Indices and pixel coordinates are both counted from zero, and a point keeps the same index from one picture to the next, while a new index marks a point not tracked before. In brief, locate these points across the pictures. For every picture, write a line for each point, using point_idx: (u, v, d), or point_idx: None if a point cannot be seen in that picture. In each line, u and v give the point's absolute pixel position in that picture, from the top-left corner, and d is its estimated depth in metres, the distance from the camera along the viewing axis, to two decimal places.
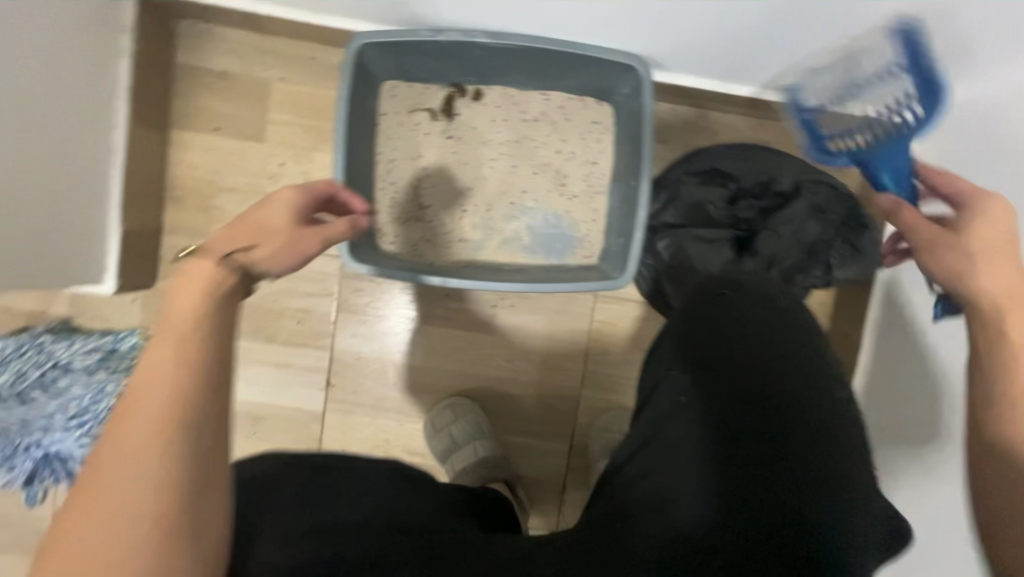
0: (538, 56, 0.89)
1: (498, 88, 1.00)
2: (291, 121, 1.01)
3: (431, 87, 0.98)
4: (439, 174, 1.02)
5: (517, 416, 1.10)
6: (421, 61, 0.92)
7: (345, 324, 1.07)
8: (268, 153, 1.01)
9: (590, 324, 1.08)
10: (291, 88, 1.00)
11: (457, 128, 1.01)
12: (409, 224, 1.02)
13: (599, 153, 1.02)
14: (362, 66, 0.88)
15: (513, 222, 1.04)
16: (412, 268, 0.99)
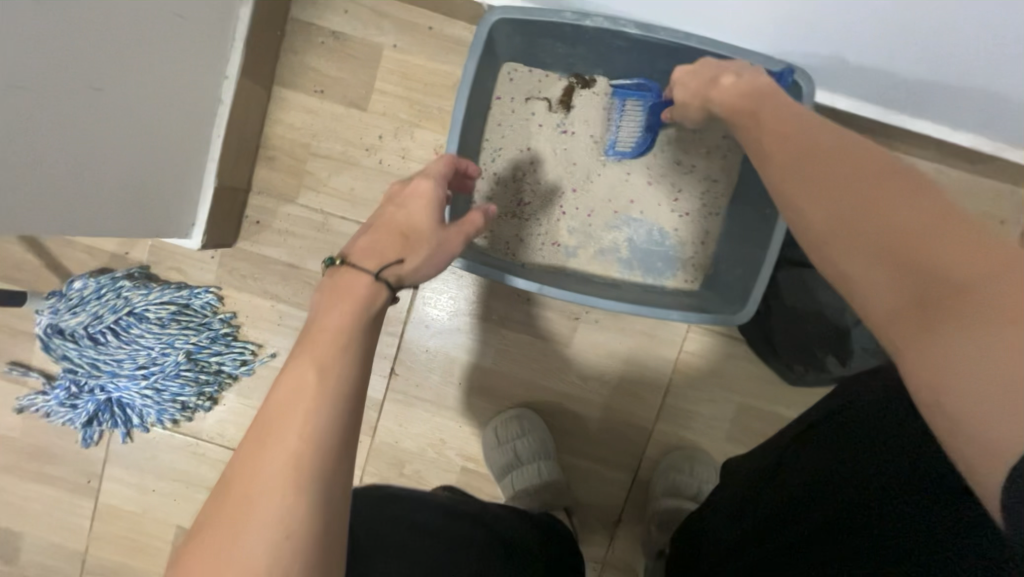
0: (684, 57, 0.81)
1: (624, 85, 0.92)
2: (397, 93, 0.96)
3: (552, 75, 0.91)
4: (545, 170, 0.94)
5: (582, 439, 1.02)
6: (552, 45, 0.85)
7: (417, 314, 1.01)
8: (369, 123, 0.97)
9: (679, 354, 0.99)
10: (402, 58, 0.95)
11: (572, 122, 0.93)
12: (505, 218, 0.95)
13: (722, 171, 0.93)
14: (491, 43, 0.82)
15: (614, 232, 0.96)
16: (502, 266, 0.92)
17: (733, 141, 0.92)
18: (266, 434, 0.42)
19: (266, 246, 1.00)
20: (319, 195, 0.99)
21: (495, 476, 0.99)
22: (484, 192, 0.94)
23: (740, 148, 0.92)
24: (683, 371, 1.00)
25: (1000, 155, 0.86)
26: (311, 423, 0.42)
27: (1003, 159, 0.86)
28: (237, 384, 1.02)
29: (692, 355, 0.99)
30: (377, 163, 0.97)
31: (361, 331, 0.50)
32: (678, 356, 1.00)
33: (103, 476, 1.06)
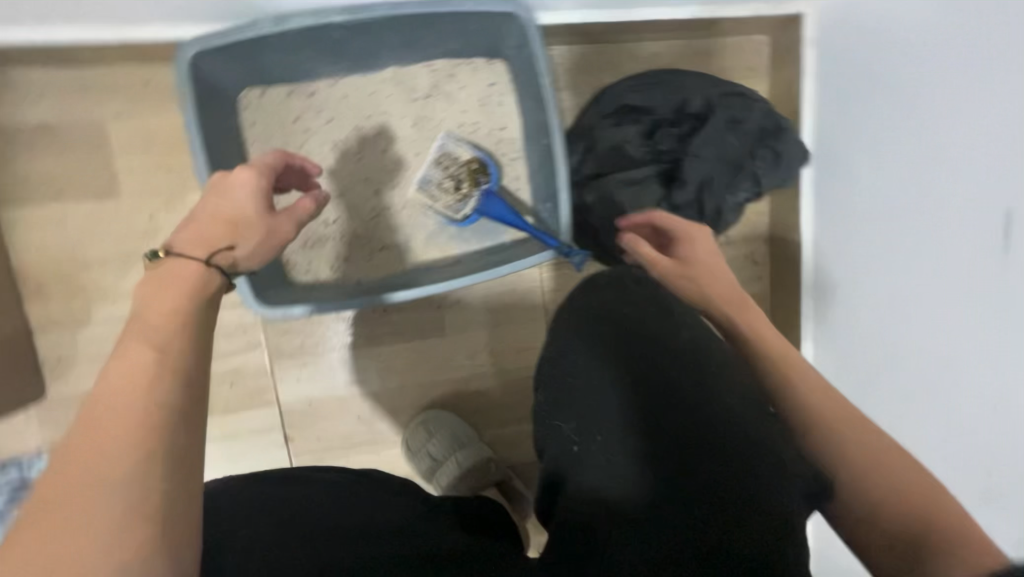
0: (409, 25, 0.79)
1: (376, 70, 0.89)
2: (147, 166, 0.86)
3: (298, 86, 0.86)
4: (339, 183, 0.92)
5: (493, 411, 1.05)
6: (275, 57, 0.79)
7: (285, 370, 0.96)
8: (133, 207, 0.87)
9: (543, 296, 1.03)
10: (135, 124, 0.85)
11: (339, 116, 0.89)
12: (323, 244, 0.94)
13: (504, 117, 0.95)
14: (202, 78, 0.74)
15: (435, 213, 0.97)
16: (337, 293, 0.91)
17: (502, 85, 0.94)
18: (96, 426, 0.39)
19: (83, 381, 0.88)
20: (115, 304, 0.88)
21: (424, 485, 1.00)
22: None
23: (512, 89, 0.94)
24: (555, 310, 1.04)
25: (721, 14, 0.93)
26: (150, 396, 0.41)
27: (725, 16, 0.94)
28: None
29: (556, 292, 1.04)
30: (163, 245, 0.88)
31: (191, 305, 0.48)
32: (544, 299, 1.04)
33: None
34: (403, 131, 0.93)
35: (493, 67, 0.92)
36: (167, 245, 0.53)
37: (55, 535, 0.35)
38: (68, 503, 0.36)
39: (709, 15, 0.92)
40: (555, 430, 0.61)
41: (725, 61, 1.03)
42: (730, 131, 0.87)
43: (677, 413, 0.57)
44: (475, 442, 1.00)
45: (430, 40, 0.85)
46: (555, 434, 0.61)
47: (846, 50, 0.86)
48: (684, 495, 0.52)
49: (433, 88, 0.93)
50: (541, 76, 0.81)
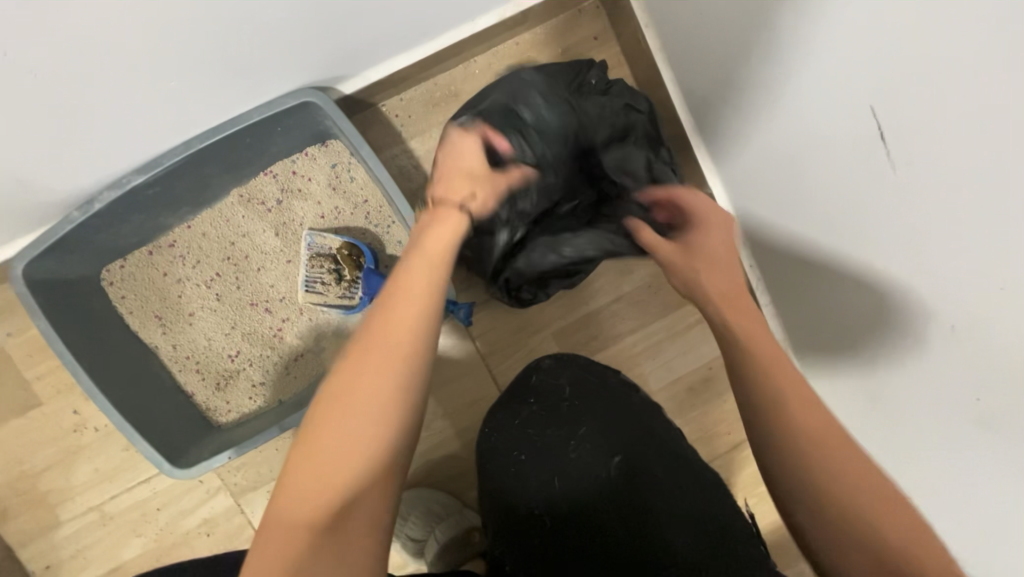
0: (221, 155, 0.82)
1: (220, 193, 0.89)
2: (52, 366, 0.90)
3: (157, 243, 0.88)
4: (225, 318, 0.90)
5: (468, 474, 1.01)
6: (112, 227, 0.81)
7: (251, 500, 0.97)
8: (56, 408, 0.91)
9: (475, 341, 1.01)
10: (31, 333, 0.89)
11: (200, 253, 0.90)
12: (231, 383, 0.90)
13: (361, 189, 0.92)
14: (55, 278, 0.78)
15: (327, 307, 0.92)
16: (263, 423, 0.88)
17: (346, 162, 0.91)
18: (365, 346, 0.48)
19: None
20: (77, 500, 0.93)
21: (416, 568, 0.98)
22: (192, 377, 0.89)
23: (356, 161, 0.91)
24: (498, 347, 1.02)
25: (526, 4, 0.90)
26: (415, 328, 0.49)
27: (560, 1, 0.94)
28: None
29: (486, 333, 1.01)
30: (96, 432, 0.93)
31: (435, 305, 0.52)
32: (479, 342, 1.01)
33: None
34: (268, 243, 0.91)
35: (329, 148, 0.90)
36: (436, 201, 0.67)
37: (319, 430, 0.45)
38: (295, 477, 0.43)
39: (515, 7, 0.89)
40: (519, 429, 0.71)
41: (593, 21, 0.97)
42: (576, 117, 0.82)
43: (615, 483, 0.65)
44: (452, 515, 0.96)
45: (252, 150, 0.84)
46: (530, 436, 0.70)
47: (684, 47, 0.85)
48: (589, 512, 0.64)
49: (282, 192, 0.91)
50: (354, 139, 0.80)
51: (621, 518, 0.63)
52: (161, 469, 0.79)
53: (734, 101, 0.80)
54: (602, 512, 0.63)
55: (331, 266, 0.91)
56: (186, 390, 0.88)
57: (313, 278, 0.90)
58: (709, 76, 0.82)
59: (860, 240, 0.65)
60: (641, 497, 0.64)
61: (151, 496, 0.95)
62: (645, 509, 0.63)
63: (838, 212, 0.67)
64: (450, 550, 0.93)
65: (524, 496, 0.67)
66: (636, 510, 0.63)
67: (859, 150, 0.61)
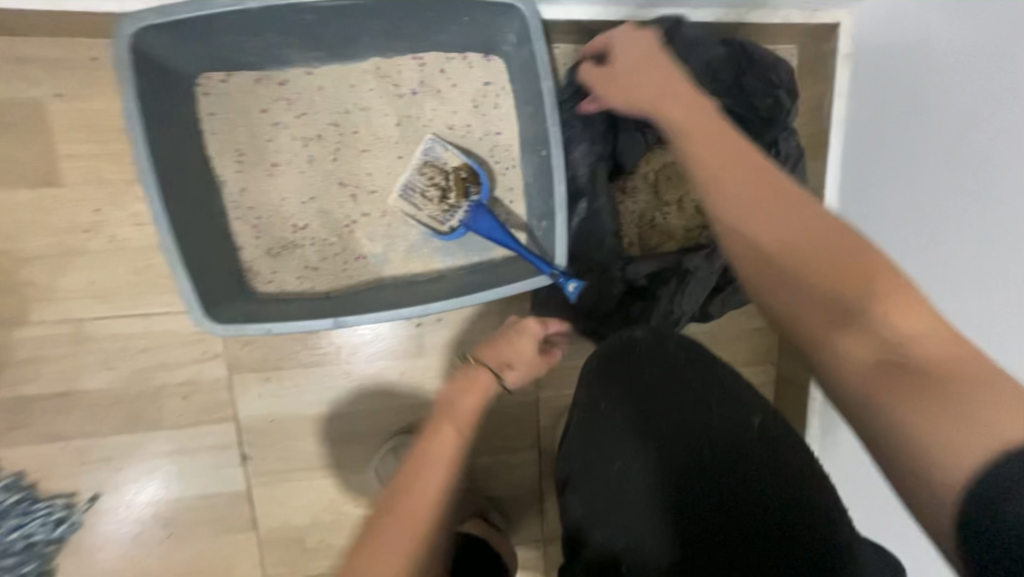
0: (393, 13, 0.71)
1: (359, 55, 0.79)
2: (95, 151, 0.77)
3: (268, 74, 0.77)
4: (308, 185, 0.81)
5: (471, 438, 0.98)
6: (240, 40, 0.71)
7: (244, 384, 0.89)
8: (73, 199, 0.78)
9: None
10: (79, 107, 0.76)
11: (310, 103, 0.79)
12: (285, 253, 0.81)
13: (500, 121, 0.84)
14: (151, 59, 0.66)
15: (416, 223, 0.86)
16: (303, 308, 0.80)
17: (498, 85, 0.83)
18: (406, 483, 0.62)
19: (21, 385, 0.82)
20: (58, 304, 0.81)
21: None
22: (246, 231, 0.79)
23: (508, 90, 0.84)
24: None
25: (746, 19, 0.82)
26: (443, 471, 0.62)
27: (791, 28, 0.85)
28: (60, 552, 0.87)
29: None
30: (109, 242, 0.80)
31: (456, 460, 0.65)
32: None
33: None
34: (385, 129, 0.82)
35: (489, 64, 0.81)
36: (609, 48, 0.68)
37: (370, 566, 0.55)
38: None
39: (735, 18, 0.81)
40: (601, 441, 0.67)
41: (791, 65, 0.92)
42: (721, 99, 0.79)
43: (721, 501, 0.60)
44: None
45: (421, 25, 0.75)
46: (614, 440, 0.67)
47: (903, 28, 0.74)
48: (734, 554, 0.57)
49: (420, 84, 0.82)
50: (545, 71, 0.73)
51: (728, 532, 0.58)
52: (194, 314, 0.71)
53: (890, 106, 0.78)
54: (699, 522, 0.58)
55: (438, 181, 0.84)
56: (234, 240, 0.79)
57: (416, 185, 0.83)
58: (878, 74, 0.79)
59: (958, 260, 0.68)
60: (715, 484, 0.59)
61: (140, 333, 0.84)
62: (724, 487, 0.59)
63: (940, 230, 0.71)
64: None
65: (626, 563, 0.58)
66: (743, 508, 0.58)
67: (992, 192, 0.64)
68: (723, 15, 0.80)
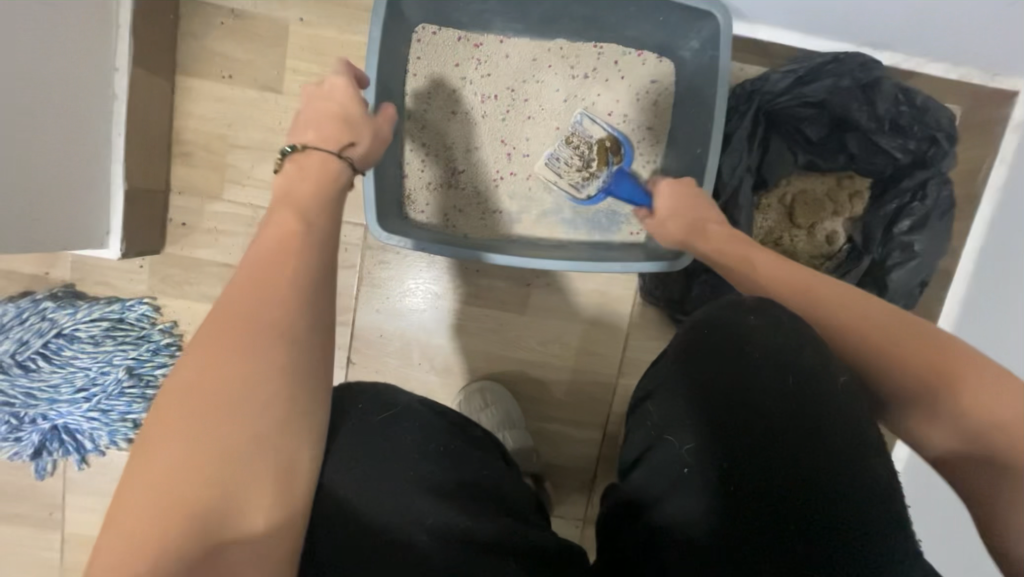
0: (600, 1, 0.80)
1: (551, 34, 0.88)
2: (313, 71, 0.91)
3: (470, 36, 0.89)
4: (476, 136, 0.91)
5: (545, 403, 1.03)
6: (464, 1, 0.82)
7: (367, 297, 1.00)
8: (285, 105, 0.93)
9: (633, 306, 1.01)
10: (313, 32, 0.90)
11: (496, 67, 0.90)
12: (440, 190, 0.92)
13: (655, 117, 0.91)
14: (396, 1, 0.78)
15: (555, 192, 0.94)
16: (442, 239, 0.89)
17: (662, 85, 0.90)
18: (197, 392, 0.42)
19: (197, 249, 0.97)
20: (245, 190, 0.95)
21: None
22: (416, 164, 0.91)
23: (670, 92, 0.91)
24: (644, 323, 1.01)
25: (922, 70, 0.84)
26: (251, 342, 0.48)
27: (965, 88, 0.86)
28: None
29: (646, 307, 1.01)
30: None
31: (330, 196, 0.58)
32: (633, 310, 1.01)
33: (65, 506, 1.00)
34: (551, 102, 0.91)
35: (660, 65, 0.89)
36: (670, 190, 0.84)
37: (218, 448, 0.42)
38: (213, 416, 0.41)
39: (913, 67, 0.83)
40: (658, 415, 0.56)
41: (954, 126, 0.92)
42: (887, 136, 0.80)
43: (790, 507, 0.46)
44: (522, 426, 0.99)
45: (617, 17, 0.83)
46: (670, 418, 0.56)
47: None
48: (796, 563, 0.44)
49: (593, 70, 0.90)
50: (722, 79, 0.78)
51: (794, 524, 0.46)
52: (368, 221, 0.82)
53: None
54: (752, 517, 0.46)
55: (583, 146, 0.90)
56: (403, 168, 0.91)
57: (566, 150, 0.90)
58: None
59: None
60: (791, 462, 0.47)
61: None
62: (797, 472, 0.47)
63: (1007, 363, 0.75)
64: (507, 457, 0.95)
65: (657, 521, 0.50)
66: (819, 498, 0.46)
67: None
68: (899, 60, 0.83)
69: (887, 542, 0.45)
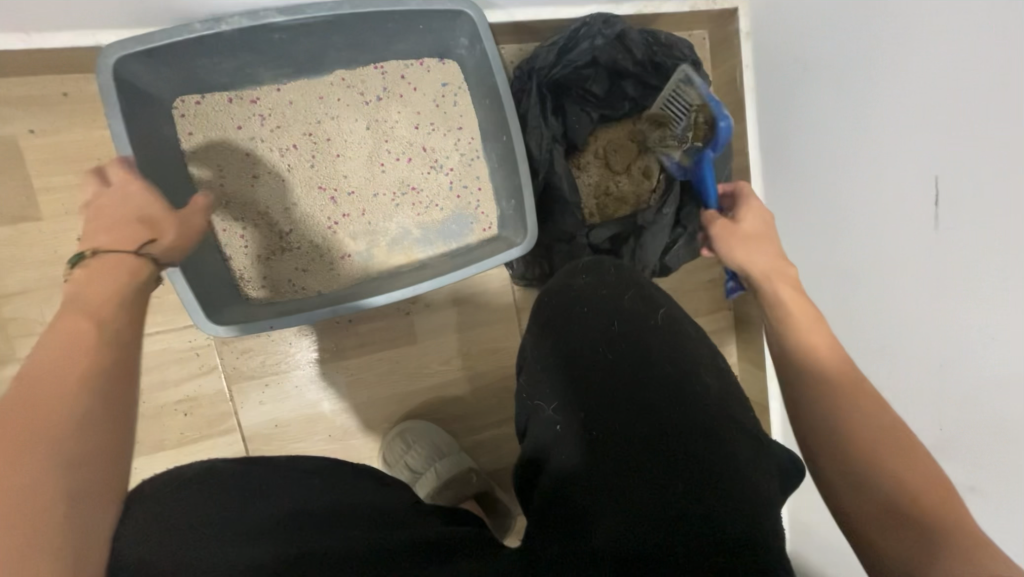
0: (355, 26, 0.79)
1: (327, 69, 0.86)
2: (71, 183, 0.79)
3: (241, 94, 0.83)
4: (291, 191, 0.86)
5: (470, 415, 1.03)
6: (214, 62, 0.76)
7: (245, 394, 0.92)
8: (53, 231, 0.80)
9: (513, 295, 1.03)
10: (51, 142, 0.78)
11: (282, 116, 0.85)
12: (276, 259, 0.87)
13: (461, 117, 0.93)
14: (133, 86, 0.71)
15: (397, 217, 0.92)
16: (288, 309, 0.84)
17: (455, 85, 0.92)
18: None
19: None
20: None
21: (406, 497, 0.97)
22: (239, 241, 0.85)
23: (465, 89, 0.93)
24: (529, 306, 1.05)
25: (659, 9, 0.95)
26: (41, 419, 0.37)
27: (699, 15, 0.99)
28: None
29: (526, 290, 1.04)
30: None
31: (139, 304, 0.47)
32: (514, 298, 1.03)
33: None
34: (354, 134, 0.89)
35: (445, 67, 0.90)
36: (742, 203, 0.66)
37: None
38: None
39: (652, 10, 0.94)
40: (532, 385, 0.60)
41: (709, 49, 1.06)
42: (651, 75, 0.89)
43: (645, 414, 0.51)
44: (454, 451, 0.97)
45: (381, 36, 0.83)
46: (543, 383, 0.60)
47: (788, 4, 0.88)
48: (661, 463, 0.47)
49: (384, 90, 0.89)
50: (495, 65, 0.81)
51: (652, 433, 0.49)
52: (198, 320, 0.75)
53: (786, 66, 0.91)
54: (617, 437, 0.50)
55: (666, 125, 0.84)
56: (224, 251, 0.84)
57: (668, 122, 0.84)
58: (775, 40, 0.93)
59: (901, 324, 0.77)
60: (640, 378, 0.53)
61: None
62: (644, 382, 0.53)
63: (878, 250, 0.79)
64: (448, 486, 0.94)
65: (548, 479, 0.51)
66: (676, 413, 0.51)
67: (936, 239, 0.71)
68: (639, 7, 0.93)
69: (735, 437, 0.49)
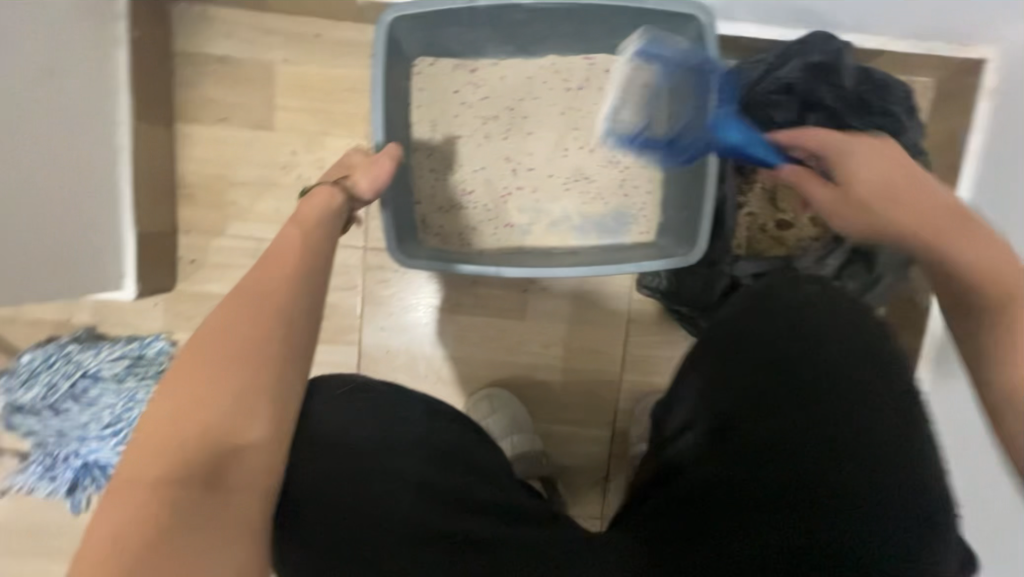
0: (584, 17, 0.83)
1: (540, 52, 0.92)
2: (302, 106, 0.96)
3: (463, 61, 0.93)
4: (485, 155, 0.95)
5: (552, 402, 1.06)
6: (456, 31, 0.86)
7: (371, 316, 1.04)
8: (279, 141, 0.97)
9: (631, 302, 1.02)
10: (298, 70, 0.95)
11: (490, 87, 0.94)
12: (452, 212, 0.96)
13: None
14: (395, 41, 0.83)
15: (564, 200, 0.97)
16: (447, 256, 0.92)
17: None
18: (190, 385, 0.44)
19: (205, 284, 1.01)
20: (248, 223, 1.00)
21: None
22: (427, 189, 0.95)
23: None
24: (642, 318, 1.03)
25: (890, 48, 0.86)
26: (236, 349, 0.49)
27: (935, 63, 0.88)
28: None
29: (645, 302, 1.02)
30: (298, 179, 0.98)
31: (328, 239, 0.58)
32: (629, 307, 1.03)
33: None
34: (550, 117, 0.95)
35: None
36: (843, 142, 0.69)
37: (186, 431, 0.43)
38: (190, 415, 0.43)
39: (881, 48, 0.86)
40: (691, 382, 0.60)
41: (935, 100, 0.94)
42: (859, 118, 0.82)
43: (814, 455, 0.51)
44: (528, 431, 1.00)
45: (603, 30, 0.86)
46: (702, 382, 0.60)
47: None
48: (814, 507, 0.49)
49: (587, 80, 0.93)
50: (706, 79, 0.80)
51: (813, 477, 0.50)
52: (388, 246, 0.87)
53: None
54: (777, 469, 0.51)
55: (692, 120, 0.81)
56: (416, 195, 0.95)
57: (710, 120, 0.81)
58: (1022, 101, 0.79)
59: None
60: (818, 418, 0.52)
61: None
62: (823, 424, 0.52)
63: None
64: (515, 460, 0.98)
65: (688, 482, 0.54)
66: (836, 484, 0.50)
67: None
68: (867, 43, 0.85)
69: (905, 514, 0.48)
